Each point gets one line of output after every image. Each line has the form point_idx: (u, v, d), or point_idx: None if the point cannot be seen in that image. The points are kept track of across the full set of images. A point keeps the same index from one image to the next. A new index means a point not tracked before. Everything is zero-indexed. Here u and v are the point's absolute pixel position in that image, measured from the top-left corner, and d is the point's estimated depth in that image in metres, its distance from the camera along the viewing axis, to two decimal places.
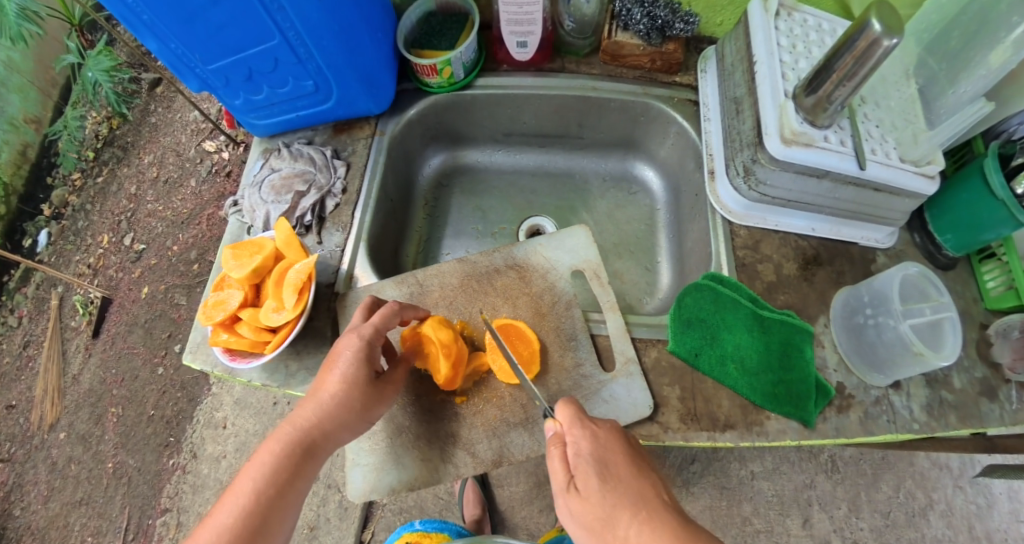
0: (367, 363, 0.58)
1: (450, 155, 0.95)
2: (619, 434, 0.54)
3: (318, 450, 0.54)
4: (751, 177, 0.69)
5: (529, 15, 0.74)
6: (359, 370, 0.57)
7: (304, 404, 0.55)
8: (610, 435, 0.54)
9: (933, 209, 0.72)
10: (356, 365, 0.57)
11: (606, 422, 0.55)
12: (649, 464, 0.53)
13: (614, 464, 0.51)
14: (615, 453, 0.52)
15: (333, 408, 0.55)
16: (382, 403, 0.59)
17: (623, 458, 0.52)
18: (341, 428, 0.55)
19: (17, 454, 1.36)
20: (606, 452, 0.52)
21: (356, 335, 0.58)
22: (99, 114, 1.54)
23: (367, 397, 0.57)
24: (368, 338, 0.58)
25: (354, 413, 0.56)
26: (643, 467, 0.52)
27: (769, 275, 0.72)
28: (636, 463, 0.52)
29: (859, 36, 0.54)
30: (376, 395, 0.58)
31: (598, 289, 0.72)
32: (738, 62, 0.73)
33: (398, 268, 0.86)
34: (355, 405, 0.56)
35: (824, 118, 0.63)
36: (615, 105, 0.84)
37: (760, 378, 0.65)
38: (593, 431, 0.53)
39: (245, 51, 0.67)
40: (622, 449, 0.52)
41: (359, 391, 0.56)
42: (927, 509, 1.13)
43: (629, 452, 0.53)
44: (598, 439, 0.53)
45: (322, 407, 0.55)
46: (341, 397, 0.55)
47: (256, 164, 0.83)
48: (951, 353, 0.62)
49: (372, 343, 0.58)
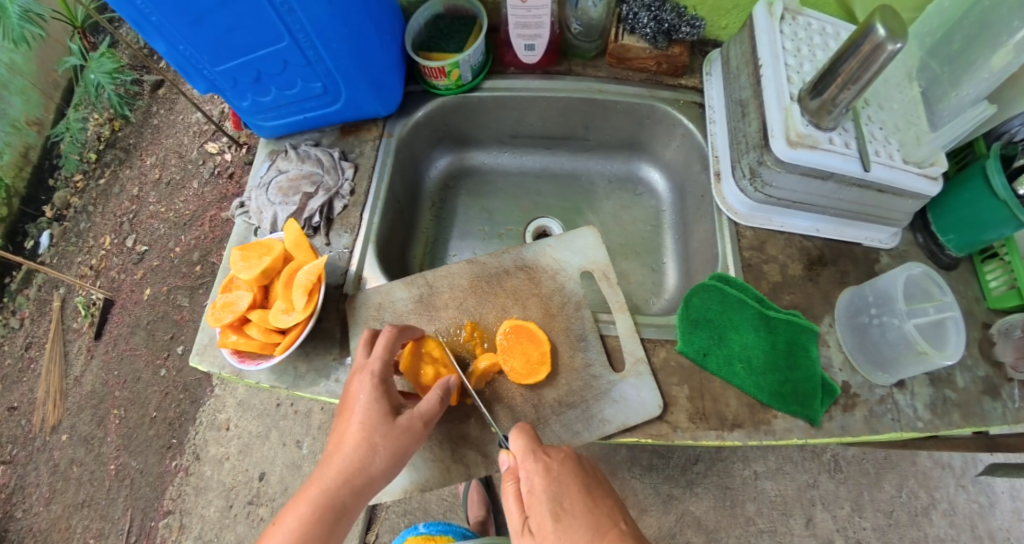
0: (381, 411, 0.57)
1: (456, 157, 0.95)
2: (573, 462, 0.55)
3: (349, 503, 0.54)
4: (757, 179, 0.70)
5: (537, 17, 0.75)
6: (377, 412, 0.57)
7: (327, 466, 0.55)
8: (564, 466, 0.54)
9: (935, 210, 0.73)
10: (370, 414, 0.57)
11: (560, 451, 0.56)
12: (606, 491, 0.53)
13: (566, 498, 0.51)
14: (568, 486, 0.52)
15: (356, 458, 0.55)
16: (414, 442, 0.57)
17: (577, 490, 0.52)
18: (370, 476, 0.55)
19: (18, 456, 1.36)
20: (559, 486, 0.52)
21: (366, 383, 0.58)
22: (101, 116, 1.54)
23: (393, 439, 0.56)
24: (379, 377, 0.59)
25: (383, 459, 0.55)
26: (599, 496, 0.52)
27: (775, 275, 0.72)
28: (591, 493, 0.52)
29: (864, 40, 0.55)
30: (404, 434, 0.56)
31: (607, 289, 0.73)
32: (743, 65, 0.73)
33: (406, 270, 0.87)
34: (380, 450, 0.55)
35: (828, 120, 0.64)
36: (622, 107, 0.84)
37: (767, 377, 0.65)
38: (545, 465, 0.54)
39: (254, 52, 0.67)
40: (575, 480, 0.53)
41: (382, 434, 0.56)
42: (929, 509, 1.13)
43: (584, 482, 0.53)
44: (550, 472, 0.53)
45: (343, 466, 0.54)
46: (363, 445, 0.55)
47: (263, 166, 0.83)
48: (954, 351, 0.63)
49: (385, 382, 0.59)
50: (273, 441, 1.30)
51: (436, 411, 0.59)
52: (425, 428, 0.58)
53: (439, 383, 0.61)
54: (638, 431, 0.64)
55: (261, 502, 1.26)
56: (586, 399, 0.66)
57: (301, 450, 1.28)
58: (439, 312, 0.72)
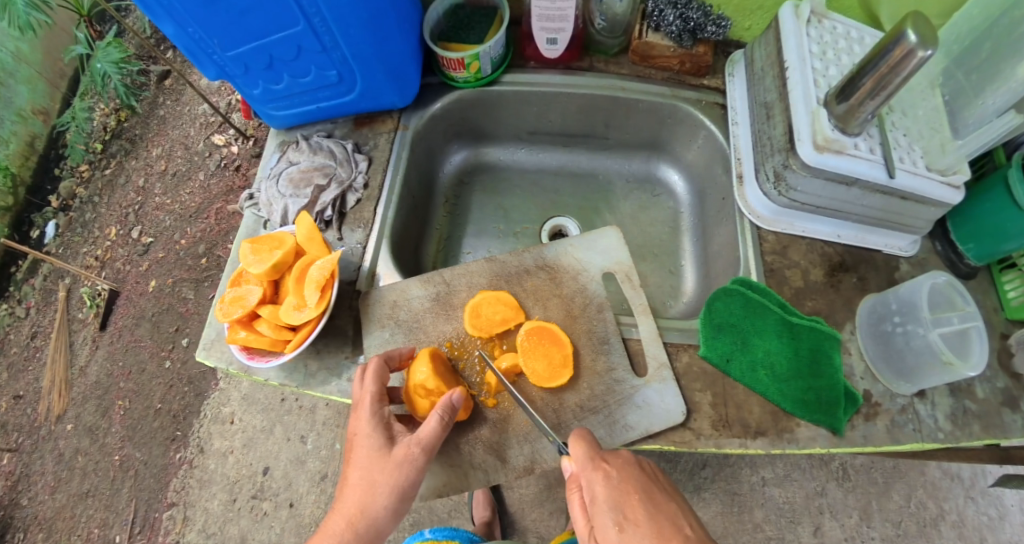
0: (380, 445, 0.57)
1: (473, 152, 0.94)
2: (632, 469, 0.54)
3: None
4: (781, 182, 0.68)
5: (562, 10, 0.74)
6: (374, 451, 0.56)
7: (336, 509, 0.56)
8: (623, 473, 0.53)
9: (955, 218, 0.71)
10: (370, 453, 0.56)
11: (617, 458, 0.55)
12: (667, 494, 0.52)
13: (627, 510, 0.51)
14: (628, 494, 0.51)
15: (358, 501, 0.55)
16: (415, 473, 0.56)
17: (637, 497, 0.51)
18: (375, 517, 0.55)
19: (23, 444, 1.35)
20: (618, 496, 0.51)
21: (364, 418, 0.58)
22: (107, 106, 1.53)
23: (392, 473, 0.55)
24: (372, 412, 0.58)
25: (384, 496, 0.55)
26: (660, 502, 0.51)
27: (797, 281, 0.71)
28: (653, 501, 0.51)
29: (894, 46, 0.54)
30: (402, 466, 0.55)
31: (629, 291, 0.72)
32: (768, 67, 0.72)
33: (419, 267, 0.85)
34: (380, 489, 0.55)
35: (855, 125, 0.62)
36: (644, 106, 0.83)
37: (790, 384, 0.64)
38: (604, 474, 0.53)
39: (269, 37, 0.66)
40: (635, 486, 0.52)
41: (379, 472, 0.55)
42: (938, 520, 1.12)
43: (645, 488, 0.52)
44: (610, 482, 0.52)
45: (349, 509, 0.55)
46: (364, 488, 0.55)
47: (273, 157, 0.82)
48: (979, 362, 0.61)
49: (377, 416, 0.58)
50: (277, 436, 1.28)
51: (434, 438, 0.57)
52: (426, 456, 0.57)
53: (439, 403, 0.59)
54: (659, 438, 0.63)
55: (265, 497, 1.25)
56: (608, 404, 0.65)
57: (305, 446, 1.27)
58: (456, 312, 0.71)
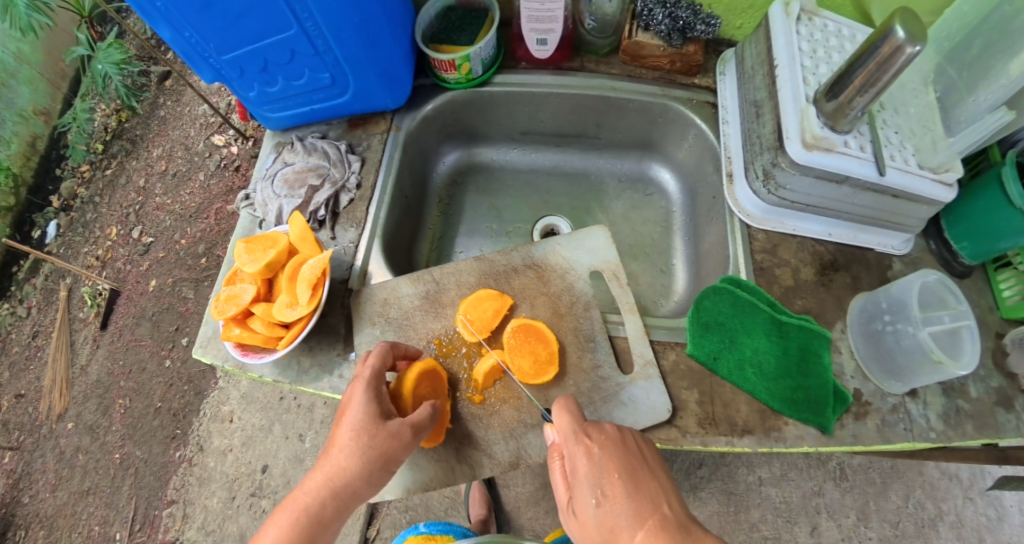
0: (372, 414, 0.57)
1: (465, 152, 0.94)
2: (616, 446, 0.53)
3: (332, 508, 0.54)
4: (771, 181, 0.68)
5: (552, 12, 0.74)
6: (364, 418, 0.56)
7: (316, 469, 0.56)
8: (605, 449, 0.53)
9: (949, 216, 0.71)
10: (361, 419, 0.56)
11: (601, 434, 0.54)
12: (650, 471, 0.52)
13: (607, 486, 0.51)
14: (609, 471, 0.51)
15: (340, 460, 0.55)
16: (401, 447, 0.56)
17: (618, 475, 0.51)
18: (353, 480, 0.54)
19: (25, 442, 1.36)
20: (599, 472, 0.52)
21: (361, 386, 0.58)
22: (108, 107, 1.54)
23: (380, 441, 0.55)
24: (369, 382, 0.59)
25: (367, 462, 0.55)
26: (642, 480, 0.51)
27: (787, 280, 0.71)
28: (634, 478, 0.51)
29: (882, 43, 0.54)
30: (392, 438, 0.56)
31: (617, 290, 0.72)
32: (758, 65, 0.72)
33: (412, 266, 0.86)
34: (366, 453, 0.55)
35: (844, 123, 0.62)
36: (635, 106, 0.83)
37: (778, 383, 0.64)
38: (586, 450, 0.53)
39: (262, 40, 0.66)
40: (616, 463, 0.52)
41: (368, 436, 0.55)
42: (936, 521, 1.12)
43: (628, 466, 0.52)
44: (592, 457, 0.52)
45: (330, 469, 0.55)
46: (348, 450, 0.55)
47: (268, 158, 0.82)
48: (970, 361, 0.61)
49: (374, 387, 0.58)
50: (276, 434, 1.29)
51: (426, 422, 0.59)
52: (415, 436, 0.58)
53: (429, 403, 0.61)
54: (647, 435, 0.64)
55: (264, 495, 1.26)
56: (594, 401, 0.66)
57: (304, 444, 1.28)
58: (445, 310, 0.71)
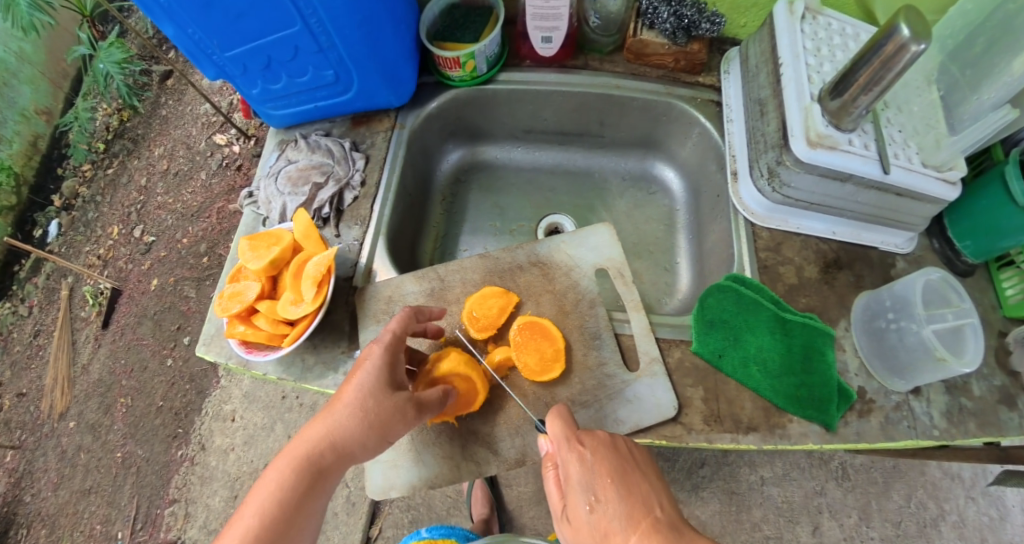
0: (385, 378, 0.57)
1: (469, 150, 0.94)
2: (606, 450, 0.53)
3: (327, 462, 0.53)
4: (775, 179, 0.69)
5: (555, 9, 0.74)
6: (376, 380, 0.56)
7: (319, 418, 0.55)
8: (597, 454, 0.53)
9: (952, 215, 0.71)
10: (373, 380, 0.56)
11: (594, 439, 0.54)
12: (641, 475, 0.52)
13: (599, 490, 0.51)
14: (601, 476, 0.51)
15: (344, 417, 0.54)
16: (405, 419, 0.56)
17: (610, 479, 0.51)
18: (352, 440, 0.54)
19: (27, 441, 1.36)
20: (592, 477, 0.51)
21: (378, 347, 0.58)
22: (110, 106, 1.54)
23: (386, 408, 0.55)
24: (387, 345, 0.58)
25: (368, 426, 0.54)
26: (632, 484, 0.51)
27: (791, 277, 0.71)
28: (625, 482, 0.51)
29: (887, 40, 0.53)
30: (398, 407, 0.56)
31: (622, 287, 0.72)
32: (762, 64, 0.72)
33: (415, 264, 0.86)
34: (370, 417, 0.54)
35: (848, 121, 0.62)
36: (638, 104, 0.84)
37: (782, 380, 0.64)
38: (578, 456, 0.53)
39: (266, 38, 0.66)
40: (608, 468, 0.52)
41: (376, 399, 0.55)
42: (938, 520, 1.12)
43: (619, 470, 0.52)
44: (583, 463, 0.52)
45: (334, 422, 0.54)
46: (354, 408, 0.54)
47: (272, 156, 0.82)
48: (973, 359, 0.61)
49: (391, 353, 0.58)
50: (277, 434, 1.29)
51: (433, 405, 0.59)
52: (419, 413, 0.57)
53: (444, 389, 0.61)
54: (652, 433, 0.64)
55: None
56: (599, 399, 0.66)
57: None
58: (450, 307, 0.71)
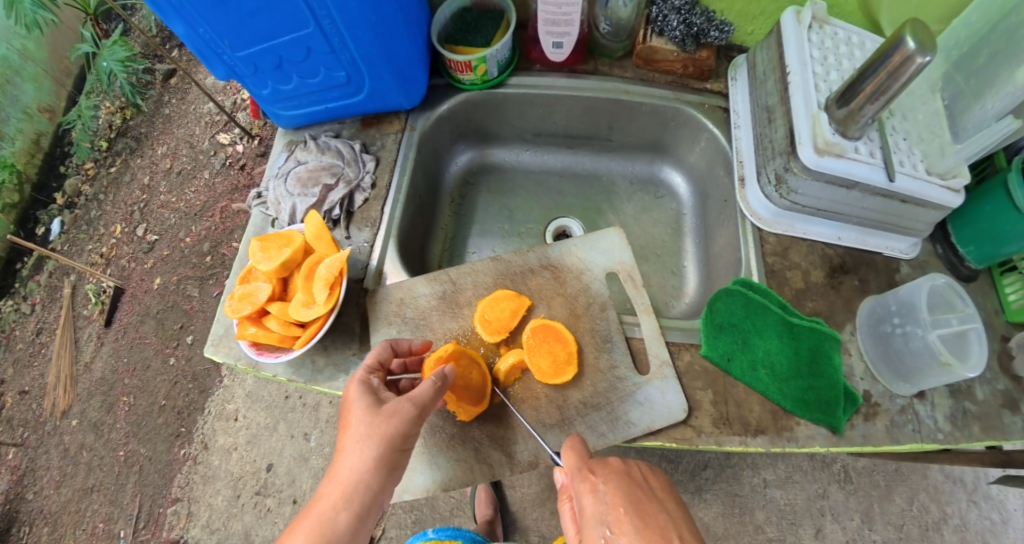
0: (369, 402, 0.58)
1: (477, 153, 0.95)
2: (620, 480, 0.53)
3: (354, 511, 0.54)
4: (782, 185, 0.69)
5: (567, 15, 0.75)
6: (363, 409, 0.57)
7: (328, 480, 0.56)
8: (610, 484, 0.53)
9: (956, 221, 0.72)
10: (360, 409, 0.58)
11: (607, 467, 0.55)
12: (658, 506, 0.51)
13: (614, 520, 0.50)
14: (615, 507, 0.51)
15: (350, 459, 0.55)
16: (403, 426, 0.57)
17: (624, 509, 0.50)
18: (367, 474, 0.55)
19: (29, 439, 1.37)
20: (606, 507, 0.51)
21: (356, 380, 0.60)
22: (113, 105, 1.54)
23: (380, 425, 0.56)
24: (362, 377, 0.60)
25: (375, 449, 0.55)
26: (649, 514, 0.50)
27: (798, 282, 0.72)
28: (641, 513, 0.50)
29: (893, 51, 0.54)
30: (393, 417, 0.56)
31: (632, 291, 0.73)
32: (770, 71, 0.73)
33: (425, 266, 0.87)
34: (369, 443, 0.55)
35: (855, 129, 0.63)
36: (647, 109, 0.84)
37: (789, 384, 0.65)
38: (591, 485, 0.54)
39: (278, 38, 0.67)
40: (621, 498, 0.51)
41: (370, 424, 0.56)
42: (940, 524, 1.13)
43: (634, 499, 0.51)
44: (596, 492, 0.53)
45: (341, 473, 0.55)
46: (353, 445, 0.55)
47: (281, 156, 0.83)
48: (978, 363, 0.62)
49: (367, 379, 0.60)
50: (281, 434, 1.30)
51: (428, 397, 0.59)
52: (418, 412, 0.58)
53: (434, 371, 0.61)
54: (661, 435, 0.64)
55: (269, 493, 1.26)
56: (611, 401, 0.67)
57: (309, 443, 1.28)
58: (462, 310, 0.72)
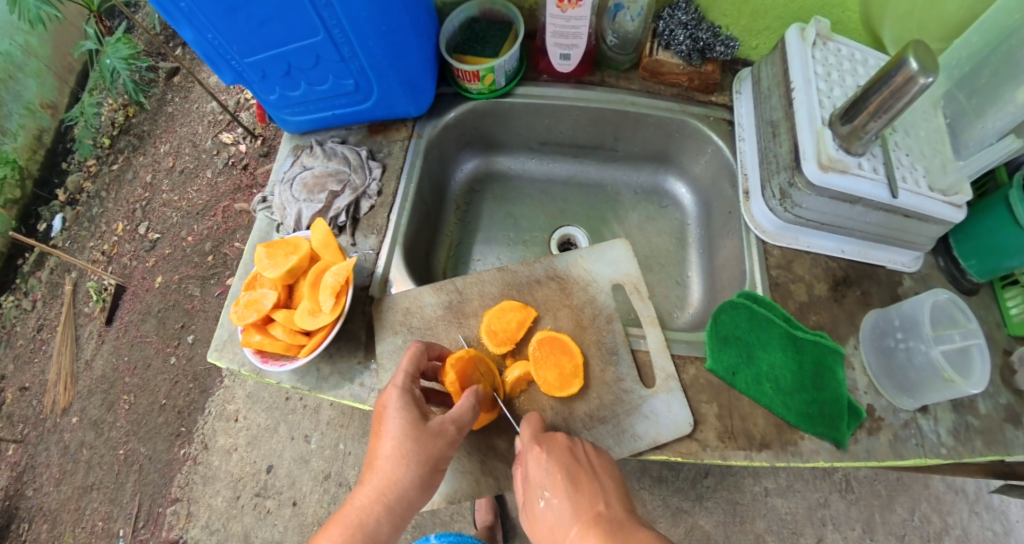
0: (410, 416, 0.58)
1: (483, 160, 0.96)
2: (562, 453, 0.58)
3: (390, 522, 0.56)
4: (787, 200, 0.70)
5: (576, 28, 0.75)
6: (404, 424, 0.57)
7: (364, 485, 0.57)
8: (552, 456, 0.58)
9: (957, 235, 0.72)
10: (401, 422, 0.57)
11: (551, 442, 0.59)
12: (593, 476, 0.57)
13: (551, 486, 0.56)
14: (553, 475, 0.56)
15: (391, 472, 0.56)
16: (446, 447, 0.58)
17: (561, 478, 0.56)
18: (407, 490, 0.56)
19: (30, 435, 1.37)
20: (546, 474, 0.57)
21: (394, 388, 0.59)
22: (116, 102, 1.54)
23: (425, 445, 0.56)
24: (403, 388, 0.59)
25: (417, 467, 0.56)
26: (583, 483, 0.56)
27: (802, 295, 0.72)
28: (575, 482, 0.56)
29: (896, 71, 0.55)
30: (436, 439, 0.57)
31: (638, 302, 0.73)
32: (775, 86, 0.74)
33: (430, 273, 0.87)
34: (412, 461, 0.56)
35: (858, 145, 0.63)
36: (652, 121, 0.85)
37: (794, 398, 0.66)
38: (535, 456, 0.58)
39: (288, 46, 0.67)
40: (558, 467, 0.56)
41: (413, 442, 0.56)
42: (941, 534, 1.13)
43: (571, 470, 0.56)
44: (540, 462, 0.57)
45: (379, 483, 0.56)
46: (393, 459, 0.56)
47: (287, 160, 0.83)
48: (980, 380, 0.62)
49: (408, 390, 0.59)
50: (281, 435, 1.30)
51: (468, 417, 0.59)
52: (459, 433, 0.59)
53: (470, 390, 0.61)
54: (667, 448, 0.65)
55: (269, 495, 1.26)
56: (617, 414, 0.67)
57: (309, 445, 1.29)
58: (468, 320, 0.72)
